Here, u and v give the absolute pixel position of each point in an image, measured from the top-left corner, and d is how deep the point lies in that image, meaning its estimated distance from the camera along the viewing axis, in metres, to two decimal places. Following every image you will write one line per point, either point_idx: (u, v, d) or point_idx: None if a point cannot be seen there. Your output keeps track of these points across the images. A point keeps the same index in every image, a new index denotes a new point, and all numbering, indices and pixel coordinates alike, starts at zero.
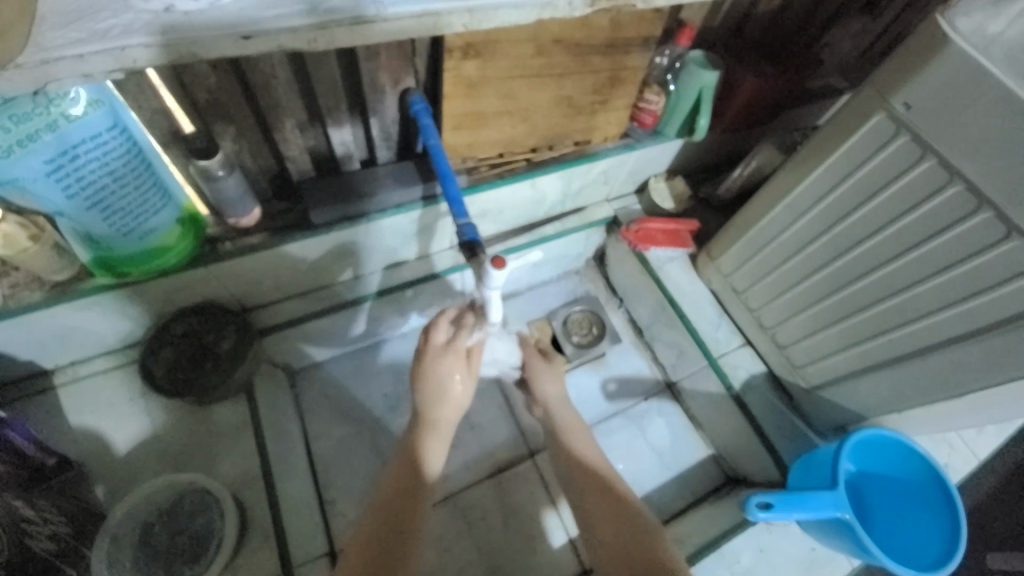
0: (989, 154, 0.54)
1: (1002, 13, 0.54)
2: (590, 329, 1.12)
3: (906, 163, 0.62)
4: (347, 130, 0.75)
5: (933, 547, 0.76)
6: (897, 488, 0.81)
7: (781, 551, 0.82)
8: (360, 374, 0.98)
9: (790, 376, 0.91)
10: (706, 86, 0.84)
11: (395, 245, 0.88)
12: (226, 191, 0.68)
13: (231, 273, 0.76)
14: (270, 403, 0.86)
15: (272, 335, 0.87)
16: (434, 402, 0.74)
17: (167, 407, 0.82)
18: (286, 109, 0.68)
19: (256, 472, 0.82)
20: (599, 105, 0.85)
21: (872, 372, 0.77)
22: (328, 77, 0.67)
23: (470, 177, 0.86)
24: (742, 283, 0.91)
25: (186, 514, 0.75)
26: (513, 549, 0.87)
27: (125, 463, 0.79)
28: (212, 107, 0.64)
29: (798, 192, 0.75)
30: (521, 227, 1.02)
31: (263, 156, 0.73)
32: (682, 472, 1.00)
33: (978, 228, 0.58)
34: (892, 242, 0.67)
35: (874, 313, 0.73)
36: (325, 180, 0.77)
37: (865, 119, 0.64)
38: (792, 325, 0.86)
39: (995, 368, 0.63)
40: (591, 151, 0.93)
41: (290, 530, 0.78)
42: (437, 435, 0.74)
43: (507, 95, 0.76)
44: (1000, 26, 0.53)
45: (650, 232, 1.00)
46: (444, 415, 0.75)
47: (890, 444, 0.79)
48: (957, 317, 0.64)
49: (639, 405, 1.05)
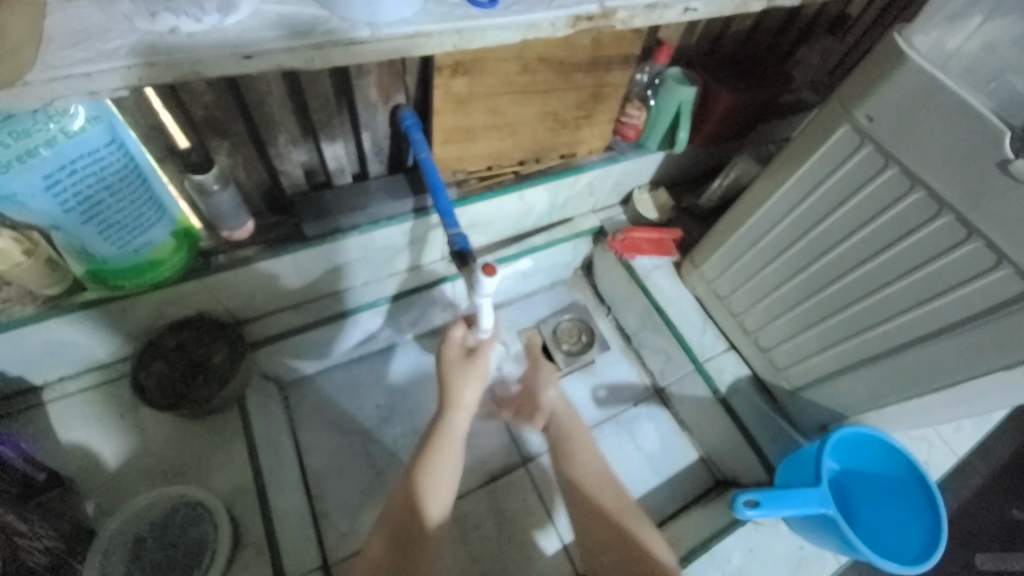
0: (946, 163, 0.59)
1: (961, 28, 0.58)
2: (579, 337, 1.14)
3: (872, 172, 0.66)
4: (340, 146, 0.78)
5: (916, 538, 0.78)
6: (880, 485, 0.83)
7: (771, 548, 0.84)
8: (351, 387, 0.98)
9: (772, 378, 0.94)
10: (685, 102, 0.88)
11: (387, 256, 0.89)
12: (220, 205, 0.70)
13: (225, 285, 0.77)
14: (262, 414, 0.86)
15: (264, 348, 0.88)
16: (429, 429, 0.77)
17: (159, 420, 0.82)
18: (281, 125, 0.70)
19: (249, 484, 0.81)
20: (584, 120, 0.89)
21: (850, 371, 0.80)
22: (322, 94, 0.69)
23: (460, 190, 0.89)
24: (724, 289, 0.95)
25: (177, 527, 0.74)
26: (507, 558, 0.88)
27: (117, 477, 0.78)
28: (208, 123, 0.66)
29: (774, 200, 0.79)
30: (510, 237, 1.05)
31: (257, 171, 0.75)
32: (673, 477, 1.01)
33: (939, 232, 0.62)
34: (862, 247, 0.70)
35: (851, 314, 0.76)
36: (319, 194, 0.80)
37: (832, 130, 0.68)
38: (773, 327, 0.89)
39: (963, 361, 0.66)
40: (576, 163, 0.97)
41: (284, 543, 0.77)
42: (444, 448, 0.75)
43: (495, 110, 0.79)
44: (957, 42, 0.58)
45: (635, 241, 1.03)
46: (457, 421, 0.77)
47: (870, 439, 0.81)
48: (925, 315, 0.68)
49: (630, 410, 1.07)
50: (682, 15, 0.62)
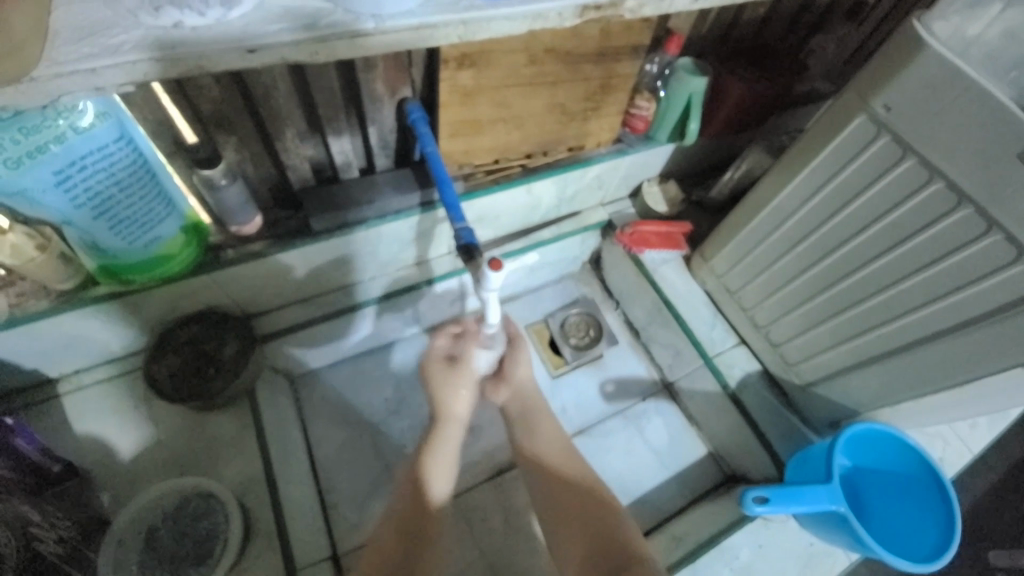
0: (968, 152, 0.57)
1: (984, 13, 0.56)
2: (587, 332, 1.13)
3: (888, 163, 0.64)
4: (346, 140, 0.77)
5: (930, 535, 0.77)
6: (892, 482, 0.82)
7: (780, 545, 0.84)
8: (359, 380, 0.98)
9: (783, 373, 0.93)
10: (696, 92, 0.87)
11: (395, 251, 0.90)
12: (228, 200, 0.70)
13: (234, 279, 0.78)
14: (271, 407, 0.87)
15: (273, 341, 0.89)
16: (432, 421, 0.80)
17: (171, 412, 0.83)
18: (287, 119, 0.70)
19: (259, 475, 0.82)
20: (592, 112, 0.88)
21: (863, 367, 0.78)
22: (328, 88, 0.69)
23: (466, 184, 0.88)
24: (735, 283, 0.93)
25: (189, 517, 0.75)
26: (514, 551, 0.88)
27: (130, 468, 0.80)
28: (215, 118, 0.66)
29: (787, 192, 0.77)
30: (518, 231, 1.04)
31: (264, 166, 0.75)
32: (681, 472, 1.00)
33: (959, 225, 0.60)
34: (878, 240, 0.69)
35: (865, 309, 0.74)
36: (326, 189, 0.80)
37: (848, 120, 0.66)
38: (785, 322, 0.88)
39: (980, 358, 0.65)
40: (583, 156, 0.96)
41: (293, 534, 0.78)
42: (445, 443, 0.78)
43: (501, 102, 0.79)
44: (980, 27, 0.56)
45: (644, 235, 1.02)
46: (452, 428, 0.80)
47: (883, 436, 0.80)
48: (942, 310, 0.66)
49: (638, 405, 1.06)
50: (692, 3, 0.60)
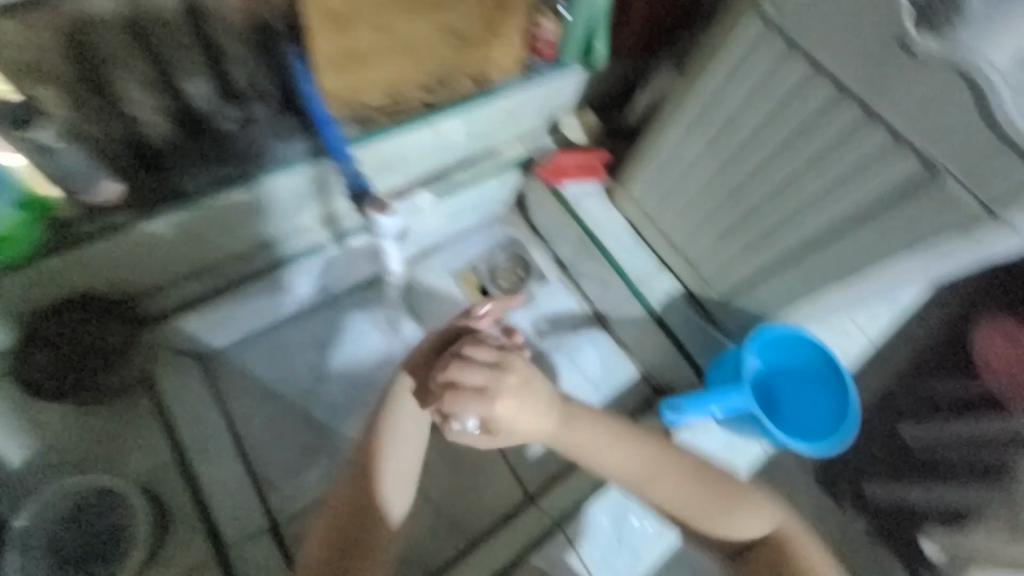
0: (847, 45, 0.57)
1: None
2: (514, 273, 1.10)
3: (777, 64, 0.64)
4: (205, 86, 0.69)
5: (827, 417, 0.86)
6: (804, 379, 0.88)
7: (701, 446, 0.89)
8: (274, 357, 0.89)
9: (704, 291, 0.94)
10: (599, 11, 0.85)
11: (292, 209, 0.83)
12: (68, 164, 0.62)
13: (102, 258, 0.71)
14: (178, 393, 0.80)
15: (170, 322, 0.81)
16: (386, 417, 0.67)
17: (62, 409, 0.76)
18: (124, 64, 0.63)
19: (172, 461, 0.78)
20: (490, 34, 0.81)
21: (771, 276, 0.80)
22: (165, 25, 0.63)
23: (362, 126, 0.80)
24: (651, 206, 0.94)
25: (91, 515, 0.71)
26: (458, 492, 0.90)
27: (24, 472, 0.74)
28: (27, 65, 0.58)
29: (690, 105, 0.76)
30: (432, 176, 0.97)
31: (112, 123, 0.66)
32: (616, 396, 1.04)
33: (844, 121, 0.61)
34: (773, 145, 0.69)
35: (769, 218, 0.76)
36: (195, 145, 0.71)
37: (739, 23, 0.65)
38: (699, 240, 0.89)
39: (863, 253, 0.68)
40: (490, 87, 0.88)
41: (218, 513, 0.76)
42: (393, 441, 0.66)
43: (384, 28, 0.71)
44: None
45: (562, 167, 1.01)
46: (400, 421, 0.67)
47: (792, 337, 0.85)
48: (833, 210, 0.68)
49: (571, 338, 1.07)
50: None
